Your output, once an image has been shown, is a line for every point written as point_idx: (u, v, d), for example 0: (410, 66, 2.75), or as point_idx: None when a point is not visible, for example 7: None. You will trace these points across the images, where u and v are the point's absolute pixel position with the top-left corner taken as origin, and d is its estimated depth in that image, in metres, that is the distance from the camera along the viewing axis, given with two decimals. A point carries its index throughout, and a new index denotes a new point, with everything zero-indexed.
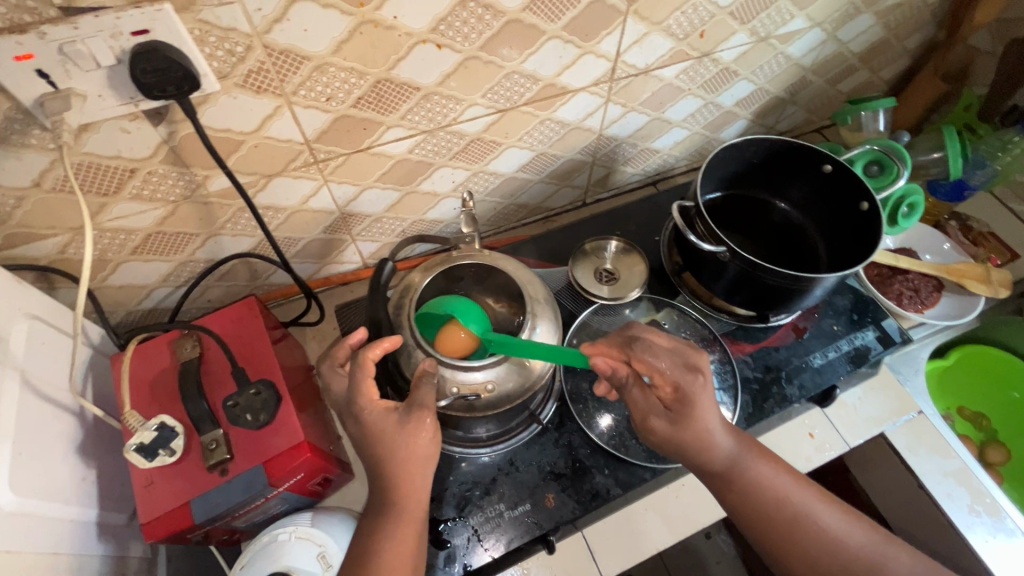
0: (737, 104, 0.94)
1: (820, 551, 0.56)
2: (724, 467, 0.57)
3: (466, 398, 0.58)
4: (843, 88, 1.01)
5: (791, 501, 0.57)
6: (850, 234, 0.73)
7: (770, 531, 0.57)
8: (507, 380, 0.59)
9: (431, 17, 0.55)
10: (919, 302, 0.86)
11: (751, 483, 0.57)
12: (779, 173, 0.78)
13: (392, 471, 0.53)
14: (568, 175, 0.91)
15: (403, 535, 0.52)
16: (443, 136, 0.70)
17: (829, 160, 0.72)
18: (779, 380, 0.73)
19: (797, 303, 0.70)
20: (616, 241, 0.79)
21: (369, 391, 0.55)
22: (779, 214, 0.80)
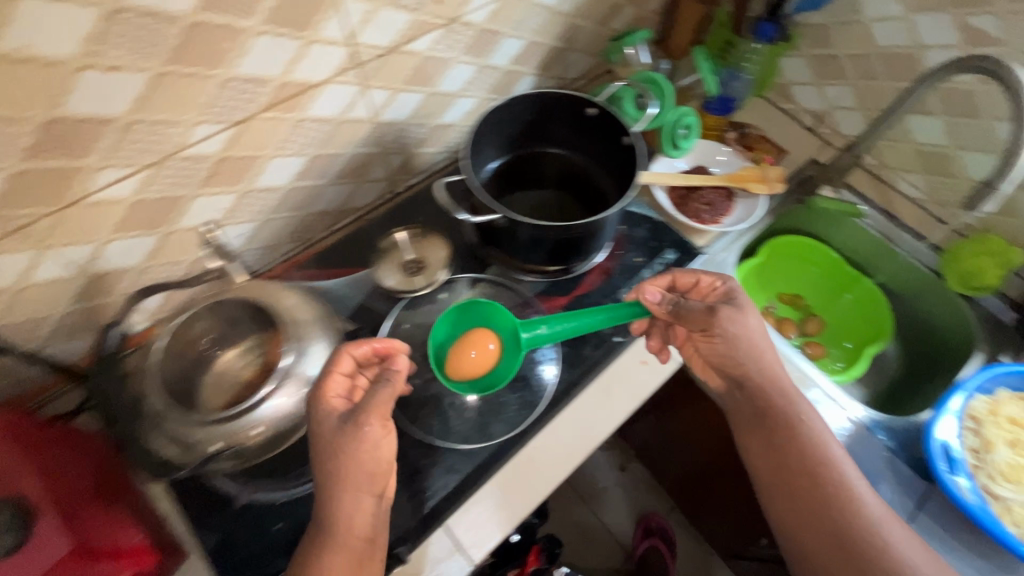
0: (514, 62, 0.94)
1: (839, 505, 0.62)
2: (785, 411, 0.65)
3: (236, 447, 0.55)
4: (615, 26, 1.04)
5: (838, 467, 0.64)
6: (619, 167, 0.77)
7: (812, 486, 0.63)
8: (279, 420, 0.57)
9: (75, 38, 0.47)
10: (715, 214, 0.95)
11: (807, 444, 0.64)
12: (557, 124, 0.78)
13: (341, 475, 0.53)
14: (362, 171, 0.86)
15: (339, 543, 0.53)
16: (178, 164, 0.62)
17: (590, 103, 0.73)
18: None
19: (590, 244, 0.73)
20: (404, 231, 0.77)
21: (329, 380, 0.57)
22: (569, 164, 0.81)
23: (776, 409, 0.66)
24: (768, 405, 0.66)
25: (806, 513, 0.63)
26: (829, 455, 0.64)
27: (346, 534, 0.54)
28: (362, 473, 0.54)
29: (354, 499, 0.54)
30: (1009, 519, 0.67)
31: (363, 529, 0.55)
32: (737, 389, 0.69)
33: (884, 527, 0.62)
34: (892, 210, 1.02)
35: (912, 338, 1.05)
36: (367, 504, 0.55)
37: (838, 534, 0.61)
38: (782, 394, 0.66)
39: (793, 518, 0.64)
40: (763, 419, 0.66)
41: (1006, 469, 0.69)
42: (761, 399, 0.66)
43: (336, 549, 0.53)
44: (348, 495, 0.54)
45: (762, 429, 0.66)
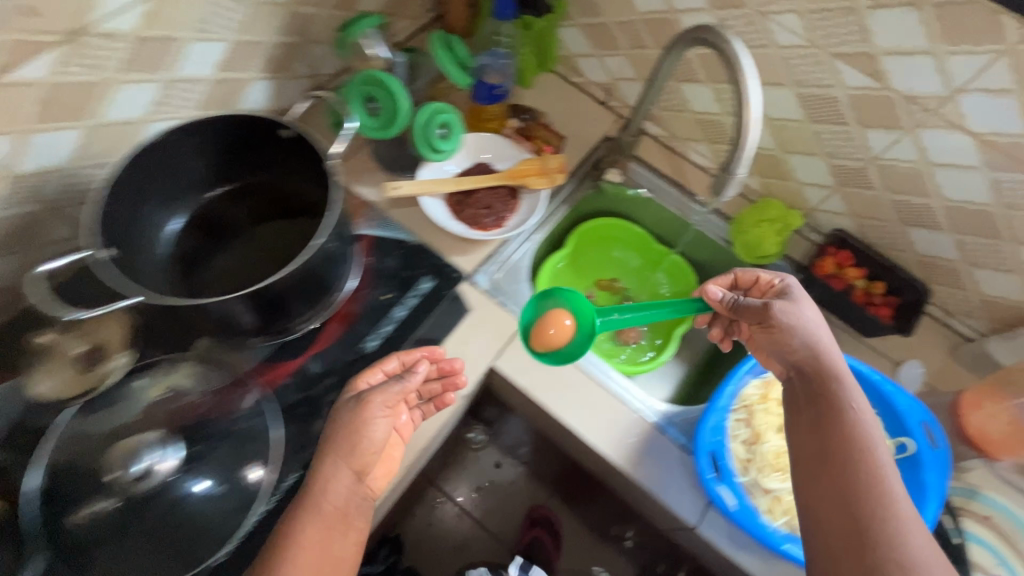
0: (223, 70, 0.76)
1: (879, 503, 0.49)
2: (833, 390, 0.56)
3: None
4: (364, 8, 0.88)
5: (874, 466, 0.51)
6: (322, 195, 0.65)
7: (841, 485, 0.51)
8: None
9: None
10: (496, 216, 0.86)
11: (848, 434, 0.53)
12: (257, 150, 0.66)
13: (343, 439, 0.56)
14: (28, 233, 0.68)
15: (330, 508, 0.54)
16: None
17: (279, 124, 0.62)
18: (332, 386, 0.64)
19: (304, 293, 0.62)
20: (50, 332, 0.63)
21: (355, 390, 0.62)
22: (286, 197, 0.68)
23: (820, 390, 0.57)
24: (818, 387, 0.57)
25: (823, 506, 0.52)
26: (870, 454, 0.52)
27: (328, 507, 0.54)
28: (348, 444, 0.55)
29: (334, 474, 0.55)
30: (779, 509, 0.67)
31: (337, 504, 0.54)
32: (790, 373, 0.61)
33: (925, 548, 0.47)
34: (684, 182, 0.99)
35: None
36: (345, 481, 0.55)
37: (851, 539, 0.49)
38: (837, 380, 0.57)
39: (819, 508, 0.52)
40: (809, 399, 0.57)
41: (774, 456, 0.69)
42: (813, 376, 0.58)
43: (313, 514, 0.53)
44: (329, 470, 0.55)
45: (807, 404, 0.57)
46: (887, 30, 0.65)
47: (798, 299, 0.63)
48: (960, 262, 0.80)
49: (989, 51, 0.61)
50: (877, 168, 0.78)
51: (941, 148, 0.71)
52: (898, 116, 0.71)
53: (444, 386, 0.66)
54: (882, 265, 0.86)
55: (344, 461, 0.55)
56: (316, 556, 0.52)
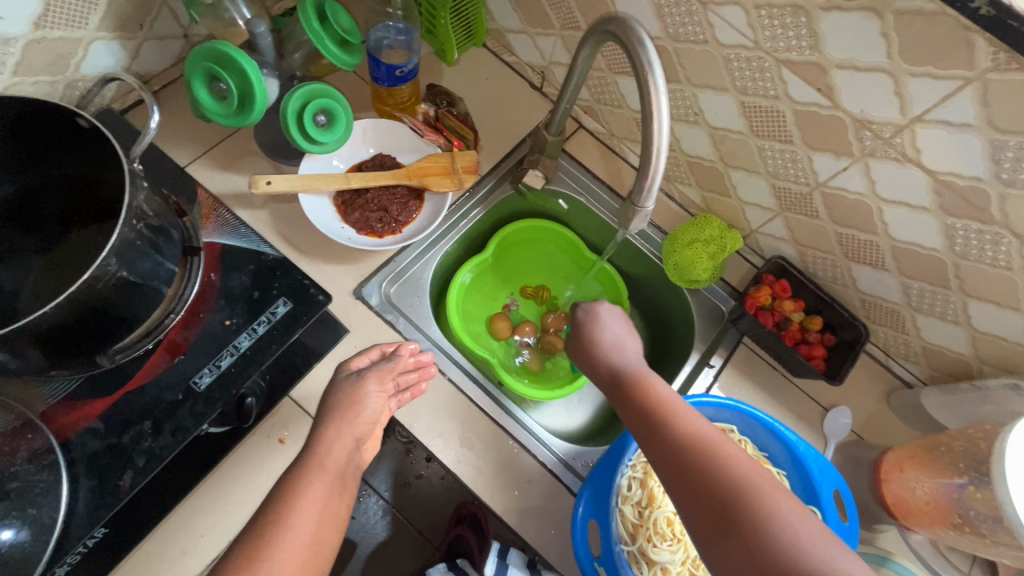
0: (40, 25, 0.61)
1: (706, 463, 0.46)
2: (636, 374, 0.57)
3: None
4: None
5: (685, 419, 0.50)
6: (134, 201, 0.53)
7: (669, 448, 0.49)
8: None
9: None
10: (390, 221, 0.74)
11: (660, 403, 0.53)
12: (56, 141, 0.54)
13: (340, 406, 0.59)
14: None
15: (326, 466, 0.54)
16: None
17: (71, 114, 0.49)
18: (144, 433, 0.54)
19: (101, 327, 0.51)
20: None
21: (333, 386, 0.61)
22: (99, 197, 0.56)
23: (627, 381, 0.57)
24: (623, 377, 0.58)
25: (671, 478, 0.47)
26: (682, 411, 0.52)
27: (320, 462, 0.54)
28: (348, 412, 0.58)
29: (338, 436, 0.57)
30: None
31: (338, 464, 0.56)
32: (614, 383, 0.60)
33: (763, 475, 0.45)
34: (619, 187, 0.87)
35: (648, 327, 0.96)
36: (347, 443, 0.57)
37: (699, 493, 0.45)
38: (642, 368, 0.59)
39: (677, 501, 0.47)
40: (621, 391, 0.57)
41: (666, 524, 0.62)
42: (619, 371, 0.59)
43: (316, 471, 0.54)
44: (331, 435, 0.57)
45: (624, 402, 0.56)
46: (839, 38, 0.54)
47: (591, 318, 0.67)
48: (903, 307, 0.71)
49: (954, 77, 0.50)
50: (822, 196, 0.68)
51: (890, 182, 0.61)
52: (848, 141, 0.61)
53: (417, 373, 0.64)
54: (822, 299, 0.76)
55: (346, 426, 0.58)
56: (315, 513, 0.51)
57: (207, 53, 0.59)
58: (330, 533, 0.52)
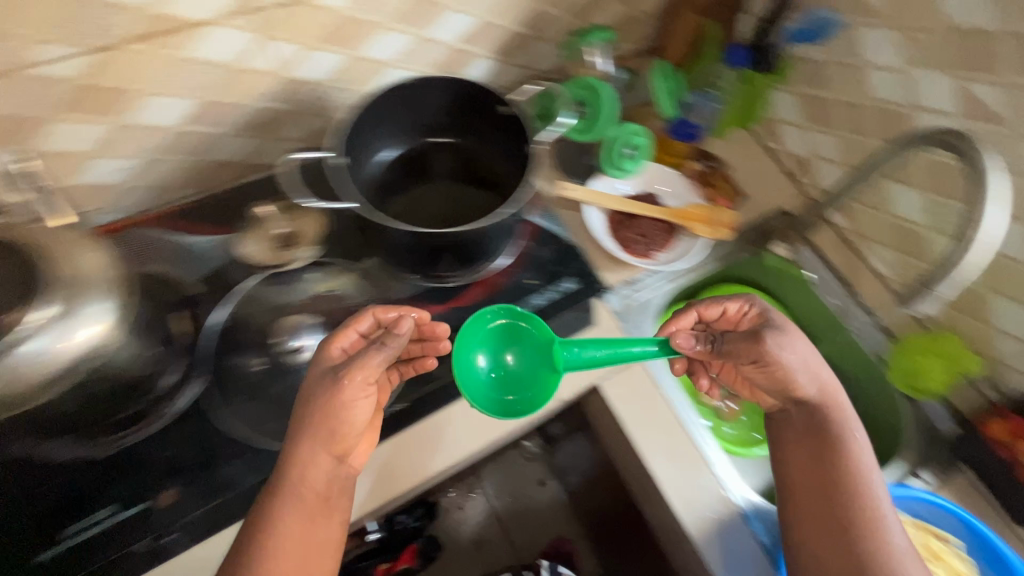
0: (464, 41, 0.85)
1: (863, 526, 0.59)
2: (837, 428, 0.64)
3: None
4: (594, 21, 0.95)
5: (874, 496, 0.61)
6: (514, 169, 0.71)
7: (850, 520, 0.60)
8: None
9: None
10: (647, 246, 0.86)
11: (857, 475, 0.62)
12: (467, 114, 0.72)
13: (329, 426, 0.54)
14: (270, 127, 0.80)
15: (303, 497, 0.55)
16: (27, 82, 0.59)
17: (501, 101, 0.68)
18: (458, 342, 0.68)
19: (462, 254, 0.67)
20: (278, 201, 0.72)
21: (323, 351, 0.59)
22: (473, 163, 0.75)
23: (823, 418, 0.65)
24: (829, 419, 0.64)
25: (831, 522, 0.61)
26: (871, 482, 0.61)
27: (304, 490, 0.55)
28: (327, 429, 0.54)
29: (312, 459, 0.54)
30: None
31: (317, 489, 0.55)
32: (794, 407, 0.67)
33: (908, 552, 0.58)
34: (851, 279, 0.91)
35: None
36: (323, 465, 0.55)
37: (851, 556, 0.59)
38: (842, 411, 0.65)
39: (821, 534, 0.61)
40: (817, 436, 0.65)
41: None
42: (814, 408, 0.65)
43: (292, 499, 0.54)
44: (306, 455, 0.54)
45: (807, 445, 0.65)
46: None
47: (789, 339, 0.64)
48: None
49: None
50: None
51: None
52: None
53: (424, 349, 0.65)
54: None
55: (321, 445, 0.55)
56: (297, 539, 0.54)
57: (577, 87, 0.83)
58: (320, 554, 0.56)
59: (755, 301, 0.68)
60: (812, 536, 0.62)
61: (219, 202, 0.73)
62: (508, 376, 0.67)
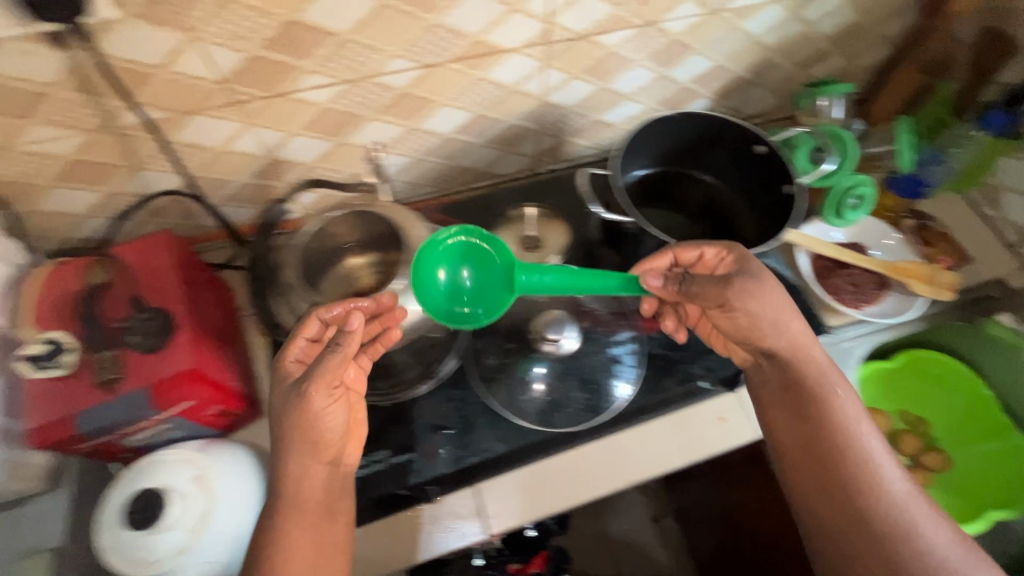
0: (694, 81, 0.91)
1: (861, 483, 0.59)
2: (814, 383, 0.62)
3: (324, 339, 0.59)
4: (814, 73, 0.97)
5: (873, 452, 0.60)
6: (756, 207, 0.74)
7: (818, 470, 0.61)
8: (368, 327, 0.60)
9: (352, 20, 0.61)
10: (858, 297, 0.85)
11: (835, 448, 0.60)
12: (715, 148, 0.75)
13: (311, 438, 0.56)
14: (513, 142, 0.90)
15: (303, 510, 0.56)
16: (369, 87, 0.71)
17: (762, 141, 0.70)
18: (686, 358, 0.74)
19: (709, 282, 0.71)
20: (536, 208, 0.78)
21: (289, 348, 0.58)
22: (709, 194, 0.78)
23: (816, 382, 0.62)
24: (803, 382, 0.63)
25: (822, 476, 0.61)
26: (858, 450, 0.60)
27: (303, 497, 0.57)
28: (307, 440, 0.57)
29: (306, 470, 0.57)
30: None
31: (315, 495, 0.57)
32: (768, 363, 0.66)
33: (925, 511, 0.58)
34: None
35: None
36: (319, 475, 0.58)
37: (844, 499, 0.59)
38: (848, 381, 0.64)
39: (817, 488, 0.61)
40: (787, 391, 0.64)
41: None
42: (792, 371, 0.63)
43: (294, 514, 0.56)
44: (296, 468, 0.57)
45: (791, 402, 0.64)
46: None
47: (750, 287, 0.61)
48: None
49: None
50: None
51: None
52: None
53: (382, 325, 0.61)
54: None
55: (310, 454, 0.57)
56: (310, 548, 0.55)
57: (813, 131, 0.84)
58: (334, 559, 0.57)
59: (739, 249, 0.64)
60: (813, 489, 0.61)
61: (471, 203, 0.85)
62: (458, 289, 0.62)
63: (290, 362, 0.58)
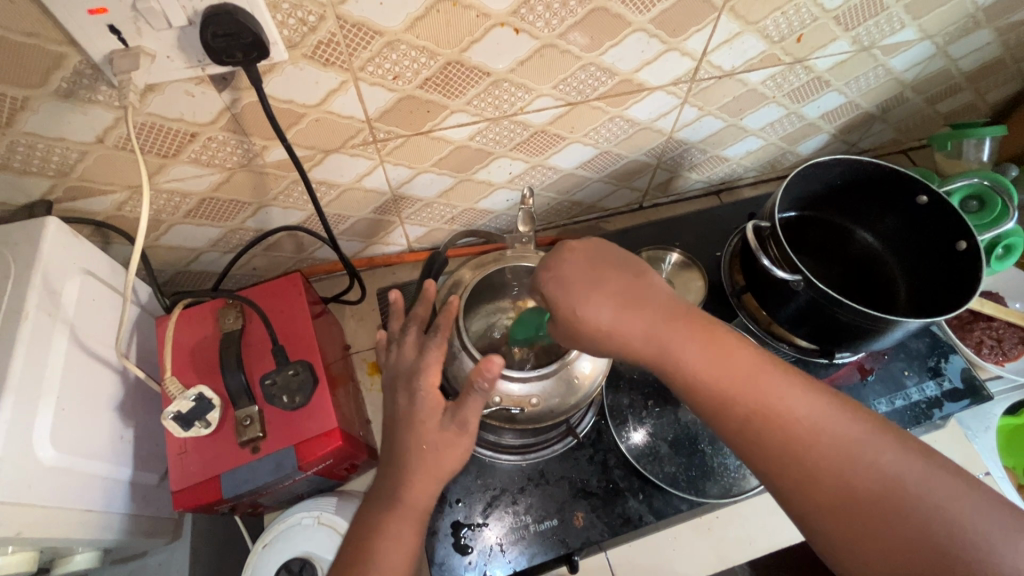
0: (822, 117, 0.85)
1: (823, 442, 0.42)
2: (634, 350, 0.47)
3: (509, 410, 0.54)
4: (942, 109, 0.92)
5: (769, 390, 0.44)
6: (914, 260, 0.68)
7: (754, 436, 0.44)
8: (553, 395, 0.55)
9: (511, 59, 0.58)
10: (1000, 353, 0.78)
11: (694, 360, 0.46)
12: (867, 198, 0.69)
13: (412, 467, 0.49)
14: (629, 177, 0.86)
15: (406, 543, 0.49)
16: (507, 125, 0.67)
17: (925, 190, 0.64)
18: None
19: (867, 342, 0.63)
20: (676, 253, 0.75)
21: (432, 374, 0.52)
22: (856, 243, 0.72)
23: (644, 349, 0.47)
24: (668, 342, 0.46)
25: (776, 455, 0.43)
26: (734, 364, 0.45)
27: (409, 523, 0.50)
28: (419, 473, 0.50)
29: (417, 500, 0.50)
30: None
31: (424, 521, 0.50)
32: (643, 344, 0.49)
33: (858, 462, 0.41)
34: None
35: None
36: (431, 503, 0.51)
37: (794, 460, 0.43)
38: (617, 269, 0.48)
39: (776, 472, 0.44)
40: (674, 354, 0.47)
41: None
42: (638, 336, 0.46)
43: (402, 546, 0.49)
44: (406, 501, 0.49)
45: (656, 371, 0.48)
46: None
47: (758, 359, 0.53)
48: None
49: None
50: None
51: None
52: None
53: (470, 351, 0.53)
54: None
55: (427, 484, 0.50)
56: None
57: (966, 172, 0.78)
58: None
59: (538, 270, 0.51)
60: (763, 461, 0.44)
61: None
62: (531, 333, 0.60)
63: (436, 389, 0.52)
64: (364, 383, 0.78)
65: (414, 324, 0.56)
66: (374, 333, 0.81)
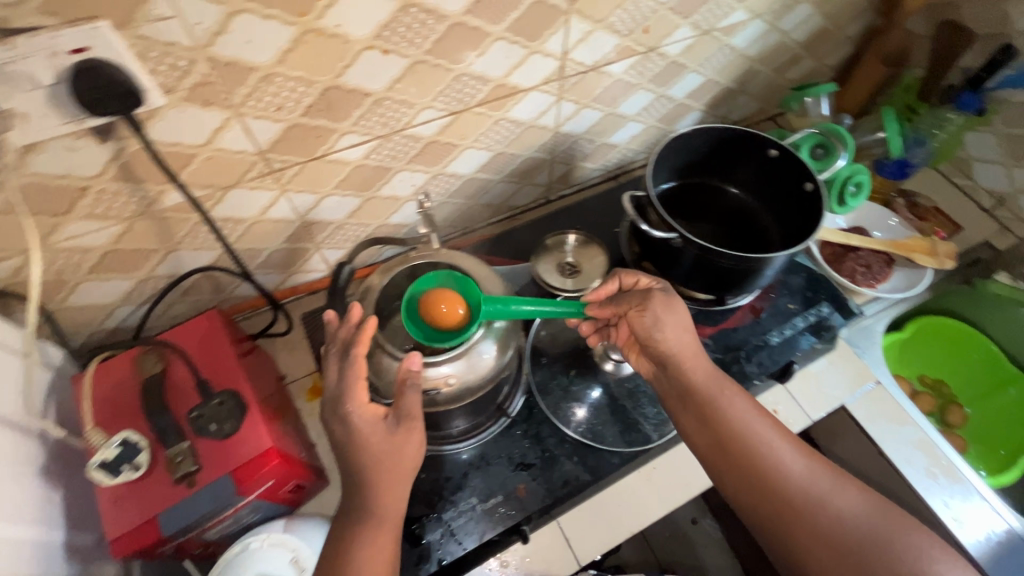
0: (688, 97, 0.95)
1: (792, 483, 0.56)
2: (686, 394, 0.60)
3: (428, 392, 0.58)
4: (790, 76, 1.04)
5: (763, 438, 0.58)
6: (778, 207, 0.78)
7: (737, 476, 0.57)
8: (469, 374, 0.59)
9: (387, 78, 0.62)
10: (871, 277, 0.88)
11: (721, 406, 0.59)
12: (728, 159, 0.79)
13: (351, 465, 0.52)
14: (529, 174, 0.92)
15: (356, 537, 0.52)
16: (399, 140, 0.71)
17: (773, 144, 0.73)
18: (739, 359, 0.76)
19: (751, 282, 0.71)
20: (574, 235, 0.81)
21: (359, 394, 0.53)
22: (729, 199, 0.81)
23: (689, 393, 0.60)
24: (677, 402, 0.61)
25: (756, 484, 0.57)
26: (726, 417, 0.59)
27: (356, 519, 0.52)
28: (358, 472, 0.53)
29: (358, 497, 0.53)
30: None
31: (370, 516, 0.53)
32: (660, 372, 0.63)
33: (817, 499, 0.55)
34: None
35: None
36: (372, 499, 0.53)
37: (770, 498, 0.56)
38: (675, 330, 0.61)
39: (751, 497, 0.57)
40: (680, 413, 0.62)
41: None
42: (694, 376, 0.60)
43: (354, 542, 0.52)
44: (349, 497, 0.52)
45: (686, 412, 0.61)
46: None
47: (656, 315, 0.61)
48: None
49: None
50: None
51: None
52: None
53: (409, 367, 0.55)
54: None
55: (365, 484, 0.53)
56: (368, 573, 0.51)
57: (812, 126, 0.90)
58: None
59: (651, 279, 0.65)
60: (746, 488, 0.57)
61: (500, 241, 0.88)
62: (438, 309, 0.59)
63: (369, 406, 0.53)
64: (304, 410, 0.79)
65: (336, 348, 0.57)
66: (307, 359, 0.83)
